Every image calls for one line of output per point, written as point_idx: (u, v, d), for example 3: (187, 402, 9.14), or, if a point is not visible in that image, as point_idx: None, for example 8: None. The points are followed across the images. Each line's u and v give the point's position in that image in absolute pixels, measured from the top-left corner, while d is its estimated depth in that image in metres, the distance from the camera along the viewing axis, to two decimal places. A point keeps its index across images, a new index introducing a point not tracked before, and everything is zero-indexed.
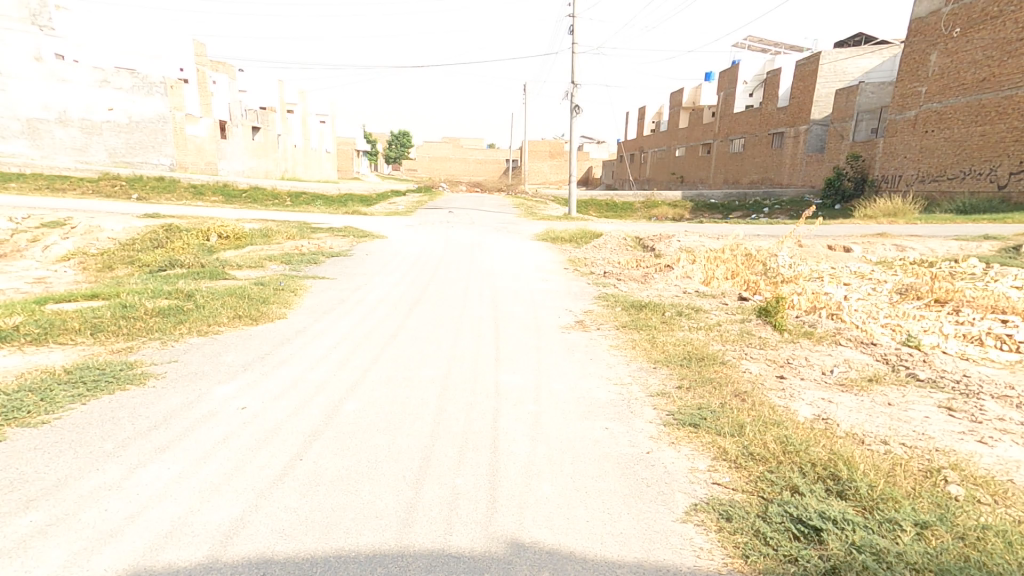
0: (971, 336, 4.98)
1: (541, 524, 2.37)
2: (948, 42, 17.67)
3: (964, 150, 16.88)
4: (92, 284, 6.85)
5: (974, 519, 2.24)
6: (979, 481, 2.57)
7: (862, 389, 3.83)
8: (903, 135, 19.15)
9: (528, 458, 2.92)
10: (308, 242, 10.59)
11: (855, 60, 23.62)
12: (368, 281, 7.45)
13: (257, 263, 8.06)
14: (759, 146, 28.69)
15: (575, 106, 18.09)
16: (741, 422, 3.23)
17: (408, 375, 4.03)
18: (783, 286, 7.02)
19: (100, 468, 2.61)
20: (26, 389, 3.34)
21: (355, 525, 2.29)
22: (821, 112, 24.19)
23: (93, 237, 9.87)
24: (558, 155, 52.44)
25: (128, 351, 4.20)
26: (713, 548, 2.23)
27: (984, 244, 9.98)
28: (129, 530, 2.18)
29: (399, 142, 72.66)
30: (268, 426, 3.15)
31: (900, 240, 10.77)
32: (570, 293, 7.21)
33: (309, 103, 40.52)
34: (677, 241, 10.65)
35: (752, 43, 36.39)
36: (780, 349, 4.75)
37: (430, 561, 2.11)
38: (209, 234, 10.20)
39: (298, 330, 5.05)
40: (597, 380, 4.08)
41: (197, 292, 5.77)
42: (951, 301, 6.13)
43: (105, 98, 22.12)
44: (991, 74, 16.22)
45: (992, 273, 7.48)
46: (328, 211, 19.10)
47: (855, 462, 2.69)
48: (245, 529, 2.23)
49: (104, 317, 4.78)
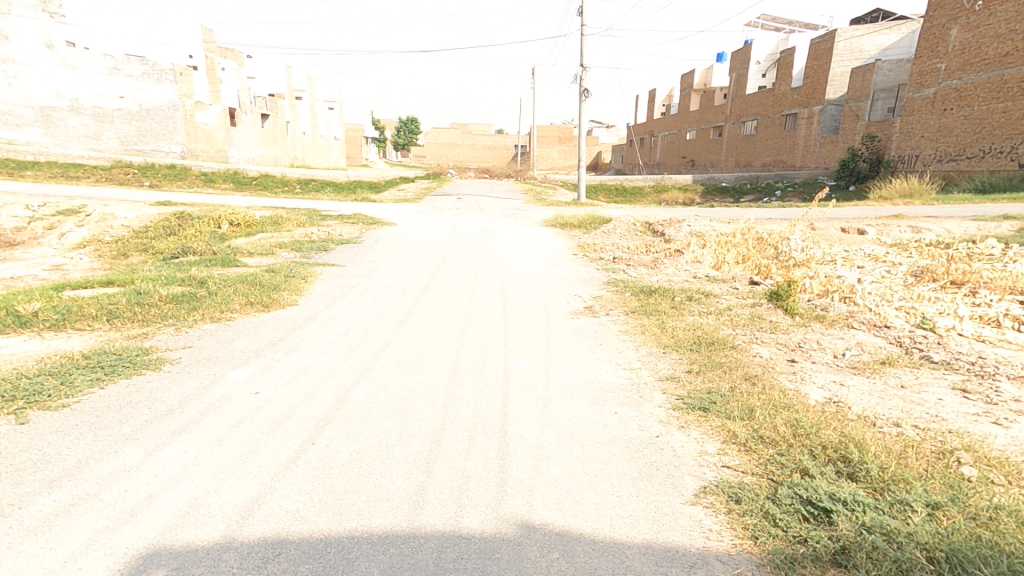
0: (988, 318, 4.89)
1: (550, 506, 2.39)
2: (970, 16, 17.12)
3: (984, 128, 16.44)
4: (107, 271, 6.95)
5: (987, 500, 2.22)
6: (993, 463, 2.55)
7: (874, 371, 3.80)
8: (921, 114, 18.67)
9: (537, 442, 2.93)
10: (318, 229, 10.66)
11: (872, 37, 23.15)
12: (378, 268, 7.50)
13: (268, 250, 8.13)
14: (772, 128, 28.18)
15: (584, 89, 17.85)
16: (752, 406, 3.22)
17: (418, 361, 4.05)
18: (795, 270, 6.94)
19: (119, 450, 2.68)
20: (47, 373, 3.43)
21: (368, 507, 2.33)
22: (836, 91, 23.70)
23: (107, 224, 10.03)
24: (567, 139, 51.92)
25: (144, 338, 4.26)
26: (722, 529, 2.24)
27: (1003, 224, 9.77)
28: (148, 510, 2.24)
29: (408, 129, 72.98)
30: (280, 410, 3.20)
31: (915, 221, 10.57)
32: (579, 279, 7.18)
33: (317, 90, 40.51)
34: (688, 224, 10.60)
35: (766, 22, 35.66)
36: (791, 333, 4.72)
37: (442, 542, 2.14)
38: (221, 221, 10.30)
39: (308, 316, 5.08)
40: (606, 365, 4.08)
41: (210, 280, 5.84)
42: (968, 283, 6.00)
43: (115, 85, 22.23)
44: (1014, 48, 15.71)
45: (1011, 253, 7.34)
46: (339, 198, 19.15)
47: (866, 444, 2.67)
48: (260, 511, 2.28)
49: (119, 304, 4.86)
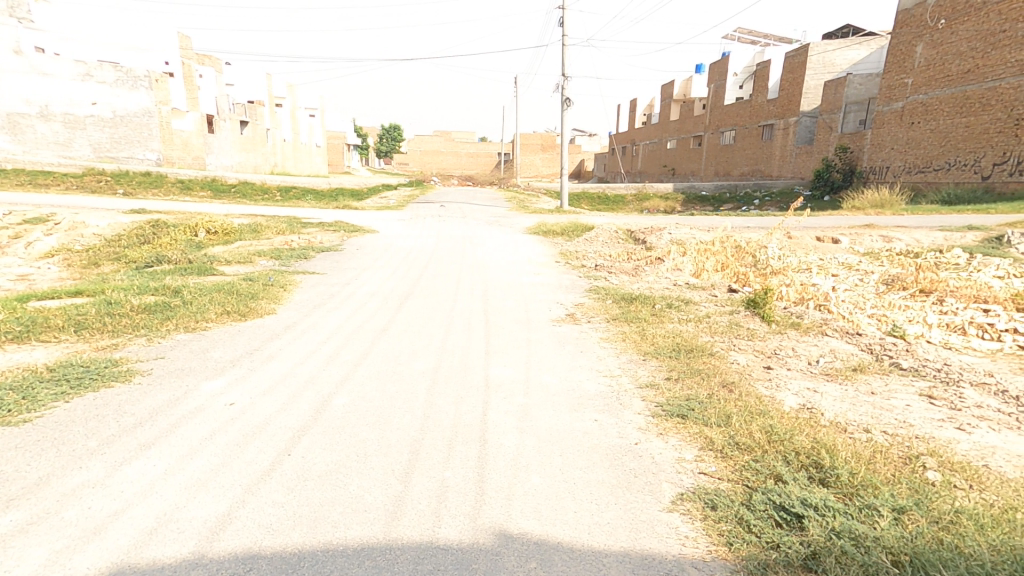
0: (955, 325, 5.04)
1: (528, 515, 2.40)
2: (934, 34, 17.69)
3: (950, 141, 16.98)
4: (77, 281, 6.82)
5: (949, 504, 2.29)
6: (956, 467, 2.62)
7: (846, 377, 3.89)
8: (890, 127, 19.25)
9: (516, 450, 2.94)
10: (298, 237, 10.56)
11: (843, 51, 23.79)
12: (360, 276, 7.46)
13: (246, 258, 8.02)
14: (749, 137, 28.73)
15: (565, 99, 18.00)
16: (728, 413, 3.27)
17: (399, 369, 4.05)
18: (772, 278, 7.06)
19: (84, 466, 2.61)
20: (7, 388, 3.33)
21: (343, 519, 2.31)
22: (810, 103, 24.30)
23: (77, 232, 9.82)
24: (550, 148, 52.39)
25: (113, 349, 4.17)
26: (698, 536, 2.27)
27: (969, 234, 10.04)
28: (112, 528, 2.19)
29: (389, 135, 72.92)
30: (256, 421, 3.16)
31: (886, 231, 10.84)
32: (562, 286, 7.24)
33: (297, 97, 40.23)
34: (669, 232, 10.74)
35: (742, 35, 36.49)
36: (768, 340, 4.80)
37: (419, 553, 2.13)
38: (197, 229, 10.14)
39: (287, 325, 5.04)
40: (586, 373, 4.11)
41: (185, 289, 5.74)
42: (936, 291, 6.19)
43: (89, 92, 21.90)
44: (976, 66, 16.28)
45: (975, 263, 7.56)
46: (319, 206, 19.04)
47: (836, 450, 2.74)
48: (232, 525, 2.25)
49: (88, 314, 4.75)
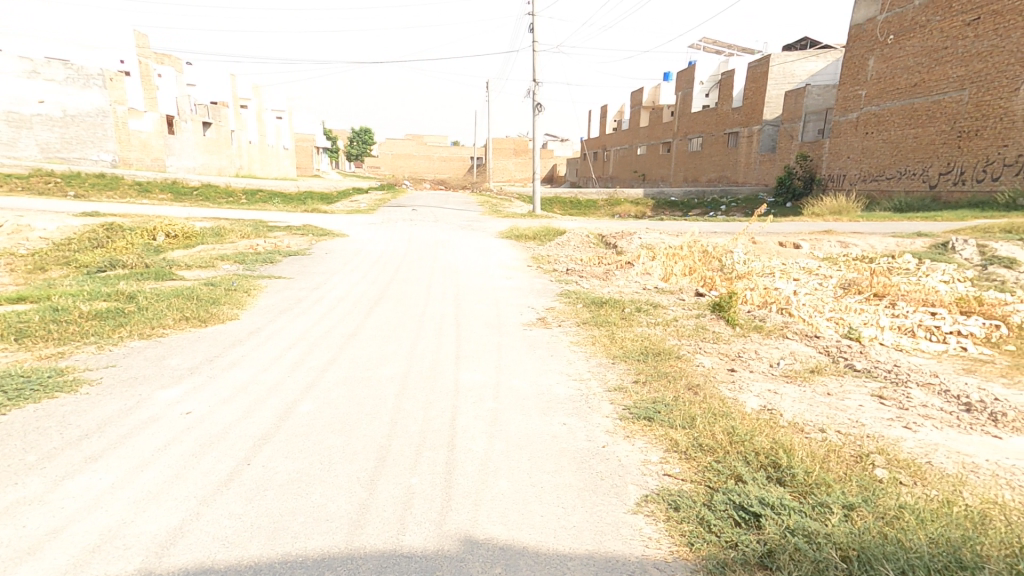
0: (905, 328, 5.26)
1: (495, 520, 2.39)
2: (884, 48, 18.48)
3: (900, 151, 17.73)
4: (19, 287, 6.50)
5: (894, 500, 2.38)
6: (903, 464, 2.72)
7: (804, 379, 4.01)
8: (846, 136, 20.01)
9: (484, 455, 2.93)
10: (263, 241, 10.32)
11: (801, 62, 24.63)
12: (328, 280, 7.34)
13: (208, 263, 7.80)
14: (716, 145, 29.46)
15: (535, 104, 18.14)
16: (692, 414, 3.33)
17: (367, 375, 3.99)
18: (737, 282, 7.23)
19: (21, 482, 2.49)
20: None
21: (305, 530, 2.25)
22: (773, 112, 25.08)
23: (23, 237, 9.35)
24: (523, 152, 52.65)
25: (59, 358, 3.99)
26: (661, 537, 2.29)
27: (918, 241, 10.51)
28: (51, 546, 2.09)
29: (360, 138, 72.14)
30: (215, 429, 3.07)
31: (843, 237, 11.25)
32: (533, 290, 7.27)
33: (264, 98, 39.40)
34: (638, 237, 10.90)
35: (708, 45, 37.47)
36: (732, 343, 4.91)
37: (381, 561, 2.10)
38: (156, 233, 9.80)
39: (251, 331, 4.92)
40: (556, 376, 4.13)
41: (140, 295, 5.54)
42: (889, 295, 6.45)
43: (35, 89, 20.26)
44: (922, 80, 17.08)
45: (924, 268, 7.91)
46: (286, 209, 18.64)
47: (793, 449, 2.82)
48: (185, 539, 2.17)
49: (31, 322, 4.53)
